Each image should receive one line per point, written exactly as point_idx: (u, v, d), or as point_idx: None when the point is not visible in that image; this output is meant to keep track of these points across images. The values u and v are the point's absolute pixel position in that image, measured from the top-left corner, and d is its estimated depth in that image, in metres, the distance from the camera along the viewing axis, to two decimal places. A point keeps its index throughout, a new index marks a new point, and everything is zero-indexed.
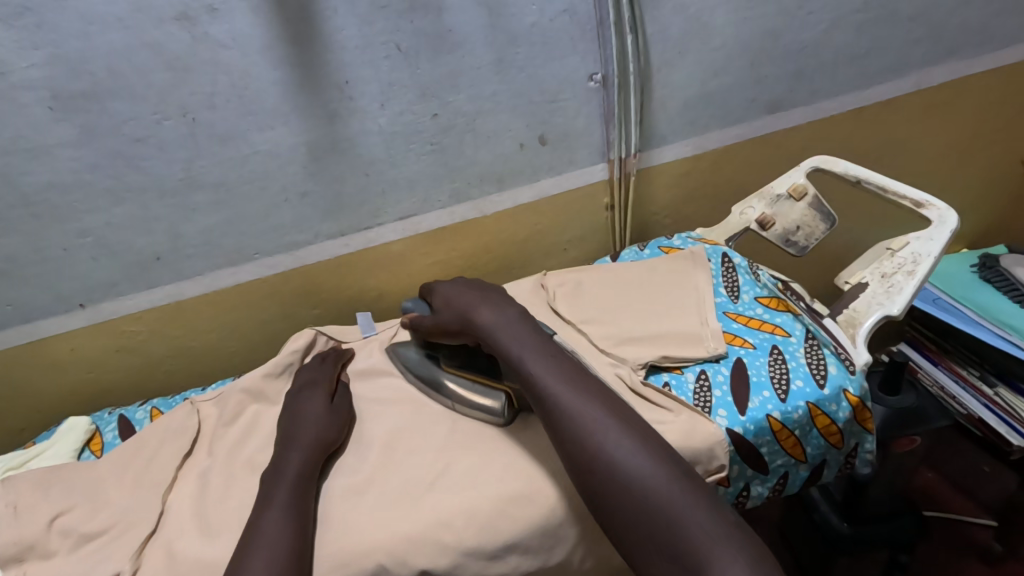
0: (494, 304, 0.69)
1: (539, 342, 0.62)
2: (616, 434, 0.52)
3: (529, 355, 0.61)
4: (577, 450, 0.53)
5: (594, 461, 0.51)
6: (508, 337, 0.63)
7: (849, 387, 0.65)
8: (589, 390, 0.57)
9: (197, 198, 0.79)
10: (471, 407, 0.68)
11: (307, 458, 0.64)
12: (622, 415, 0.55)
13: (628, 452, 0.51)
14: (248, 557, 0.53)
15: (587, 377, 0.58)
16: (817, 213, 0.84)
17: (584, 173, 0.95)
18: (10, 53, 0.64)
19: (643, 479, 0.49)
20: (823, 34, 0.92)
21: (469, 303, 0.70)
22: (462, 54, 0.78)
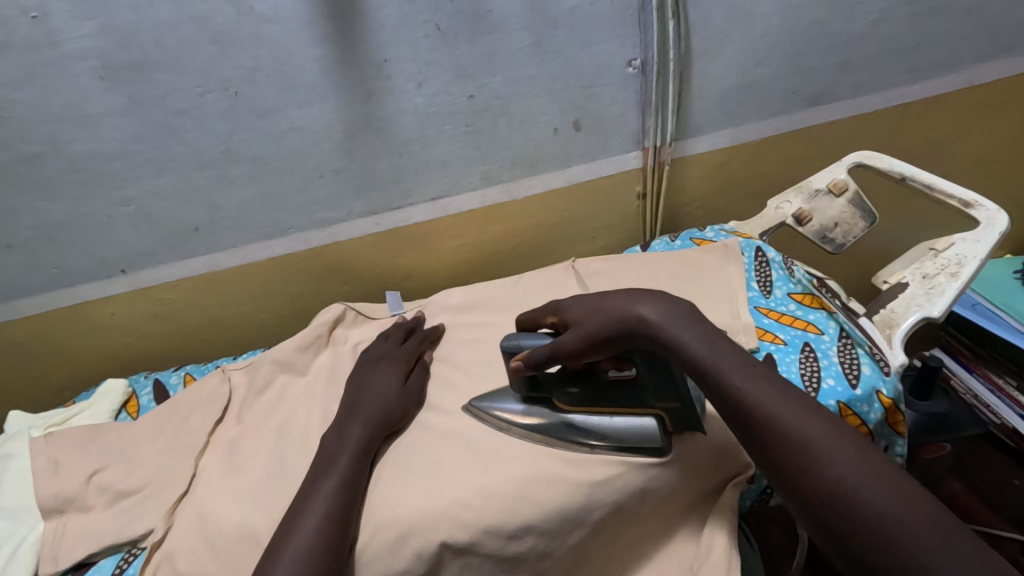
0: (655, 301, 0.53)
1: (731, 354, 0.48)
2: (847, 466, 0.40)
3: (723, 366, 0.48)
4: (784, 472, 0.42)
5: (807, 490, 0.41)
6: (691, 343, 0.49)
7: (881, 389, 0.64)
8: (804, 411, 0.44)
9: (235, 172, 0.80)
10: (620, 446, 0.61)
11: (370, 433, 0.65)
12: (853, 443, 0.42)
13: (859, 488, 0.39)
14: (298, 523, 0.55)
15: (802, 398, 0.45)
16: (857, 210, 0.82)
17: (617, 161, 0.94)
18: (63, 23, 0.66)
19: (884, 525, 0.37)
20: (873, 25, 0.89)
21: (620, 303, 0.54)
22: (500, 36, 0.78)
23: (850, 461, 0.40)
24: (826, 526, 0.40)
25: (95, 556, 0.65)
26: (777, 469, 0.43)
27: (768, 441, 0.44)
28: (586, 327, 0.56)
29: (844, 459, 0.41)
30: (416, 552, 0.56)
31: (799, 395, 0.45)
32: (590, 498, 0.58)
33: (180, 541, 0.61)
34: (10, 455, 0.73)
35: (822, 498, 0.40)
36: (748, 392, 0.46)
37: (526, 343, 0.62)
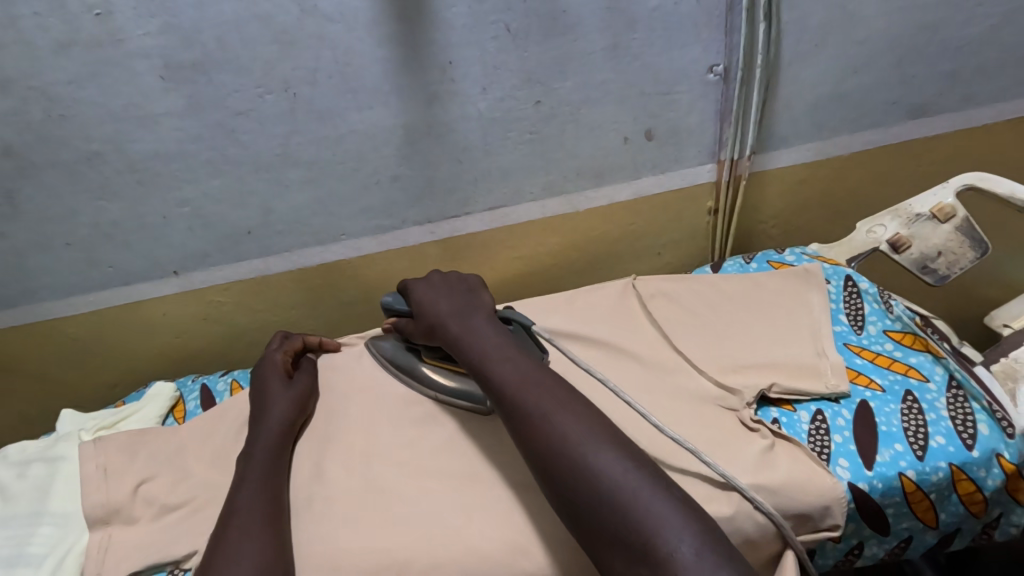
0: (461, 301, 0.63)
1: (498, 338, 0.57)
2: (573, 424, 0.47)
3: (488, 352, 0.55)
4: (527, 440, 0.48)
5: (545, 450, 0.47)
6: (472, 333, 0.58)
7: (1003, 453, 0.56)
8: (540, 379, 0.51)
9: (291, 175, 0.78)
10: (455, 400, 0.66)
11: (274, 438, 0.63)
12: (573, 401, 0.50)
13: (578, 437, 0.46)
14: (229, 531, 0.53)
15: (540, 369, 0.53)
16: (965, 238, 0.73)
17: (689, 173, 0.87)
18: (128, 20, 0.64)
19: (596, 469, 0.44)
20: (991, 30, 0.79)
21: (436, 303, 0.64)
22: (574, 38, 0.72)
23: (570, 416, 0.48)
24: (558, 479, 0.46)
25: (138, 573, 0.63)
26: (523, 440, 0.49)
27: (516, 415, 0.50)
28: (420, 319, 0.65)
29: (568, 415, 0.48)
30: None
31: (536, 365, 0.54)
32: None
33: None
34: (63, 458, 0.73)
35: (555, 455, 0.46)
36: (502, 376, 0.52)
37: (393, 305, 0.70)
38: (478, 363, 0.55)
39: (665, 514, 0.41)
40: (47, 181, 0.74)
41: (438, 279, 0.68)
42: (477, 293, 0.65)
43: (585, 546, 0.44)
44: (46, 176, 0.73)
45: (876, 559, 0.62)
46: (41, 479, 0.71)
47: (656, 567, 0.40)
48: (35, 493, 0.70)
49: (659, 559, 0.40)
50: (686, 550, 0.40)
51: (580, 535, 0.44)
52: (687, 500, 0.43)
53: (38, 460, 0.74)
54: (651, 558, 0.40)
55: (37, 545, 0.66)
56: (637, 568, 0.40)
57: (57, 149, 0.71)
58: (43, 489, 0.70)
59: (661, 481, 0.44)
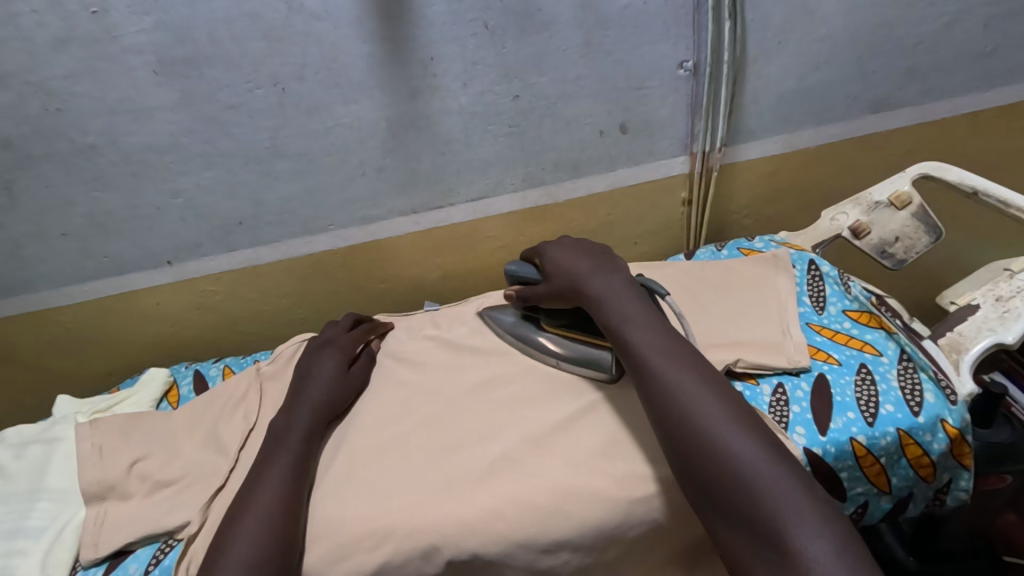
0: (601, 269, 0.66)
1: (643, 311, 0.60)
2: (713, 406, 0.49)
3: (632, 323, 0.58)
4: (664, 414, 0.51)
5: (683, 428, 0.49)
6: (612, 303, 0.61)
7: (947, 418, 0.60)
8: (685, 359, 0.54)
9: (281, 167, 0.81)
10: (575, 365, 0.69)
11: (311, 422, 0.67)
12: (721, 388, 0.52)
13: (721, 421, 0.48)
14: (253, 496, 0.58)
15: (685, 347, 0.55)
16: (921, 224, 0.77)
17: (663, 165, 0.91)
18: (123, 18, 0.67)
19: (730, 451, 0.46)
20: (943, 29, 0.84)
21: (577, 266, 0.67)
22: (549, 35, 0.76)
23: (716, 401, 0.50)
24: (692, 457, 0.48)
25: (132, 544, 0.66)
26: (660, 413, 0.51)
27: (655, 387, 0.53)
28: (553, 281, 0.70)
29: (711, 399, 0.50)
30: (447, 559, 0.56)
31: (686, 344, 0.56)
32: (630, 515, 0.57)
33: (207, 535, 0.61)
34: (59, 439, 0.76)
35: (694, 434, 0.48)
36: (643, 347, 0.56)
37: (519, 271, 0.76)
38: (619, 330, 0.58)
39: (800, 507, 0.42)
40: (44, 173, 0.77)
41: (570, 242, 0.73)
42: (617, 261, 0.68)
43: (709, 523, 0.47)
44: (44, 167, 0.76)
45: None
46: (39, 459, 0.74)
47: (783, 552, 0.41)
48: (32, 472, 0.73)
49: (790, 550, 0.41)
50: (820, 549, 0.40)
51: (709, 515, 0.47)
52: (830, 501, 0.44)
53: (35, 441, 0.77)
54: (779, 545, 0.42)
55: (35, 519, 0.69)
56: (762, 552, 0.42)
57: (54, 141, 0.74)
58: (41, 468, 0.73)
59: (798, 474, 0.45)
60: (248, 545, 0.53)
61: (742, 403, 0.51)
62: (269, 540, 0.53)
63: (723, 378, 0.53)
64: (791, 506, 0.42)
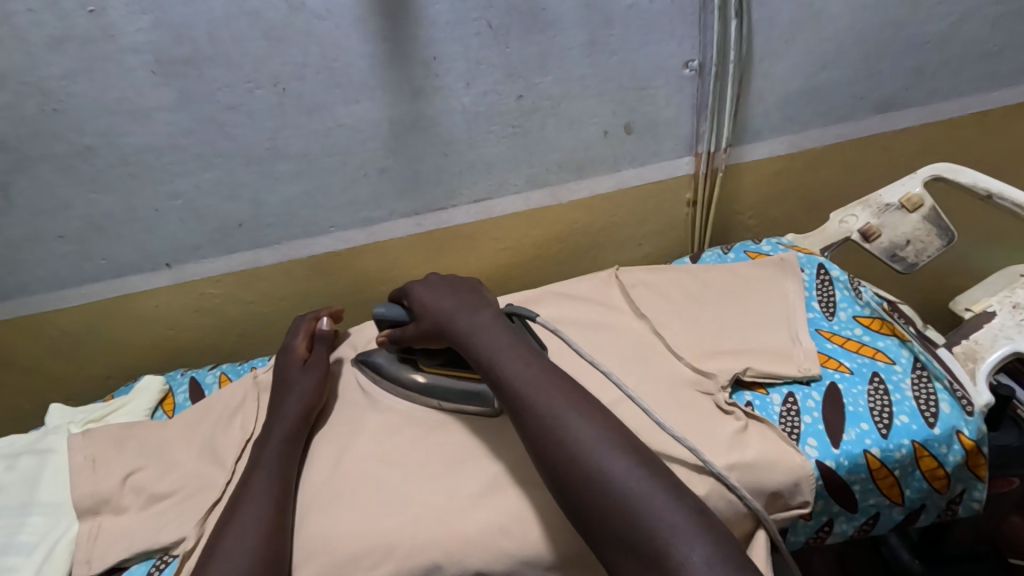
0: (471, 301, 0.63)
1: (509, 339, 0.56)
2: (588, 430, 0.47)
3: (496, 355, 0.55)
4: (542, 446, 0.48)
5: (560, 457, 0.47)
6: (479, 332, 0.58)
7: (963, 430, 0.58)
8: (555, 383, 0.52)
9: (281, 168, 0.80)
10: (462, 404, 0.67)
11: (289, 431, 0.67)
12: (589, 407, 0.50)
13: (595, 445, 0.47)
14: (235, 515, 0.56)
15: (556, 372, 0.53)
16: (933, 227, 0.76)
17: (667, 166, 0.90)
18: (121, 17, 0.66)
19: (609, 475, 0.45)
20: (952, 28, 0.83)
21: (444, 305, 0.63)
22: (554, 34, 0.75)
23: (588, 424, 0.48)
24: (570, 487, 0.46)
25: (127, 560, 0.64)
26: (537, 446, 0.49)
27: (527, 420, 0.50)
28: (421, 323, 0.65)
29: (584, 421, 0.48)
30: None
31: (550, 367, 0.53)
32: None
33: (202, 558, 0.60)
34: (50, 451, 0.74)
35: (573, 463, 0.46)
36: (514, 376, 0.52)
37: (387, 315, 0.71)
38: (488, 365, 0.55)
39: (680, 526, 0.42)
40: (40, 174, 0.76)
41: (437, 280, 0.69)
42: (484, 294, 0.64)
43: (592, 548, 0.45)
44: (40, 169, 0.75)
45: (846, 536, 0.64)
46: (31, 472, 0.72)
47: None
48: (25, 484, 0.71)
49: (673, 568, 0.41)
50: (700, 562, 0.40)
51: (594, 544, 0.45)
52: (705, 512, 0.43)
53: (27, 452, 0.75)
54: (662, 569, 0.41)
55: (27, 534, 0.67)
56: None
57: (51, 142, 0.73)
58: (33, 480, 0.71)
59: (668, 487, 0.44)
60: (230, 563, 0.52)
61: (613, 420, 0.49)
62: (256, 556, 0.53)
63: (592, 397, 0.52)
64: (670, 524, 0.42)
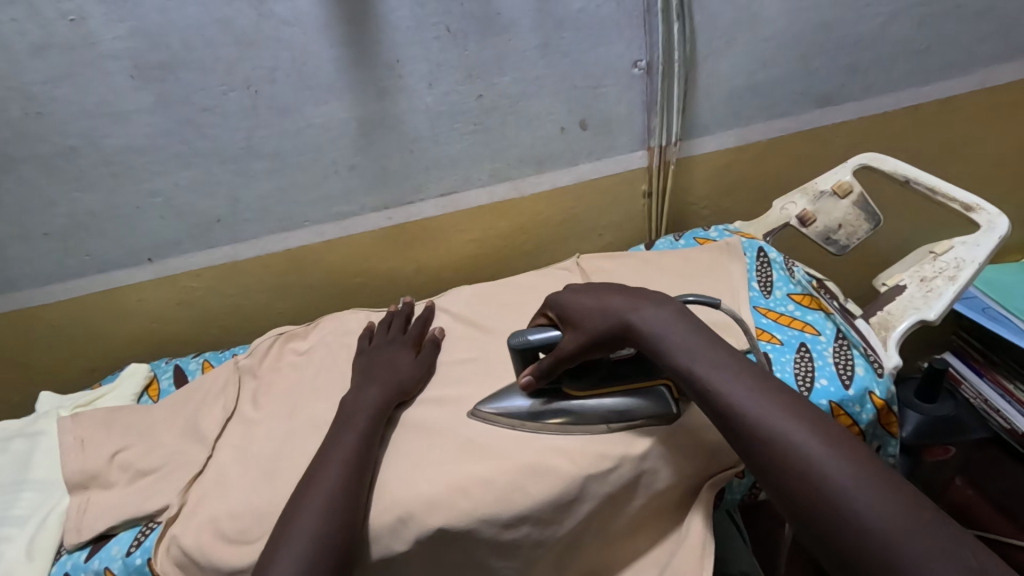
0: (645, 300, 0.57)
1: (712, 352, 0.51)
2: (841, 469, 0.41)
3: (705, 370, 0.49)
4: (783, 480, 0.42)
5: (809, 500, 0.41)
6: (677, 343, 0.52)
7: (874, 390, 0.65)
8: (788, 405, 0.45)
9: (256, 165, 0.85)
10: (630, 422, 0.64)
11: (369, 419, 0.67)
12: (840, 439, 0.43)
13: (852, 481, 0.40)
14: (304, 502, 0.58)
15: (785, 392, 0.47)
16: (861, 212, 0.82)
17: (623, 160, 0.96)
18: (100, 25, 0.71)
19: (877, 526, 0.38)
20: (881, 28, 0.89)
21: (615, 303, 0.57)
22: (508, 37, 0.81)
23: (836, 458, 0.41)
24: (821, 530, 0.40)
25: (115, 528, 0.69)
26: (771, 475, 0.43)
27: (756, 448, 0.44)
28: (581, 330, 0.59)
29: (837, 460, 0.41)
30: (412, 534, 0.59)
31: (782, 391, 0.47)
32: (586, 489, 0.61)
33: (185, 522, 0.65)
34: (41, 433, 0.79)
35: (817, 499, 0.40)
36: (735, 395, 0.47)
37: (530, 343, 0.64)
38: (697, 381, 0.49)
39: None
40: (26, 175, 0.80)
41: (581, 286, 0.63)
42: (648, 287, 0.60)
43: None
44: (26, 170, 0.80)
45: None
46: (23, 453, 0.77)
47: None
48: (18, 463, 0.76)
49: None
50: None
51: None
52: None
53: (19, 436, 0.80)
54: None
55: (21, 507, 0.72)
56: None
57: (35, 144, 0.78)
58: (25, 459, 0.76)
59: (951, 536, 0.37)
60: (303, 549, 0.53)
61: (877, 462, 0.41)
62: (334, 521, 0.56)
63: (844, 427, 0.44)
64: None
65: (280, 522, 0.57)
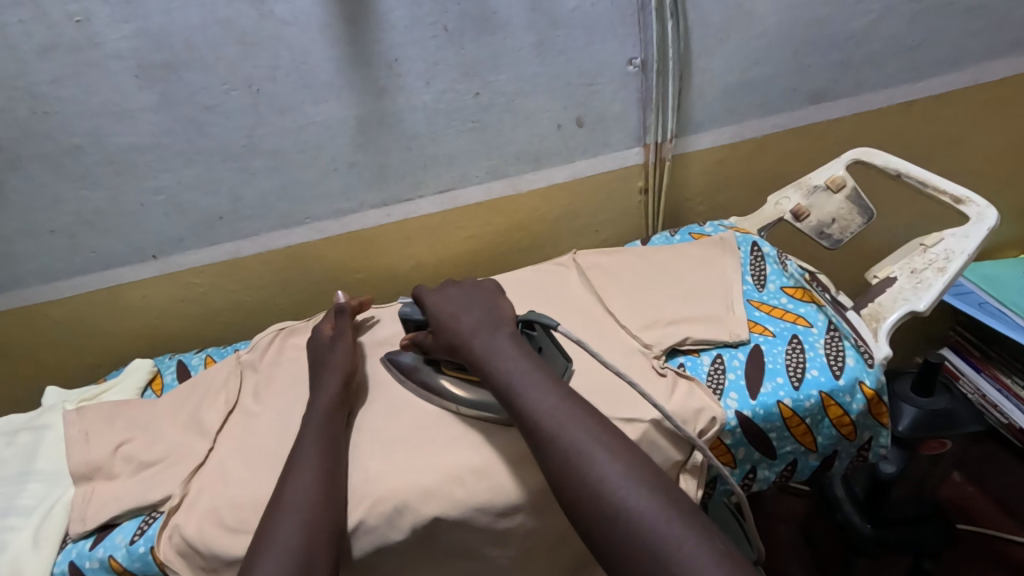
0: (487, 323, 0.64)
1: (529, 368, 0.58)
2: (613, 471, 0.49)
3: (519, 385, 0.56)
4: (567, 481, 0.50)
5: (587, 496, 0.49)
6: (499, 361, 0.59)
7: (865, 380, 0.65)
8: (575, 417, 0.53)
9: (257, 163, 0.86)
10: (476, 410, 0.66)
11: (325, 415, 0.66)
12: (614, 443, 0.51)
13: (620, 481, 0.48)
14: (282, 504, 0.57)
15: (578, 404, 0.55)
16: (855, 206, 0.83)
17: (619, 156, 0.97)
18: (105, 26, 0.73)
19: (638, 518, 0.46)
20: (873, 24, 0.90)
21: (464, 324, 0.65)
22: (504, 36, 0.82)
23: (612, 460, 0.50)
24: (594, 523, 0.48)
25: (119, 518, 0.71)
26: (558, 480, 0.51)
27: (550, 457, 0.52)
28: (439, 333, 0.67)
29: (613, 464, 0.50)
30: (408, 523, 0.60)
31: (580, 405, 0.55)
32: None
33: (188, 510, 0.66)
34: (47, 426, 0.81)
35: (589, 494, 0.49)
36: (535, 408, 0.54)
37: (410, 315, 0.72)
38: (510, 397, 0.56)
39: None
40: (33, 173, 0.82)
41: (455, 292, 0.70)
42: (500, 307, 0.67)
43: None
44: (33, 168, 0.81)
45: (769, 482, 0.71)
46: (28, 445, 0.79)
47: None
48: (24, 455, 0.78)
49: None
50: None
51: None
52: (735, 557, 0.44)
53: (26, 429, 0.82)
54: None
55: (27, 498, 0.74)
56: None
57: (42, 143, 0.79)
58: (31, 452, 0.78)
59: (709, 531, 0.45)
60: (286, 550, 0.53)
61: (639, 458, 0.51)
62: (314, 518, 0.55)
63: (616, 432, 0.53)
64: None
65: (255, 536, 0.55)
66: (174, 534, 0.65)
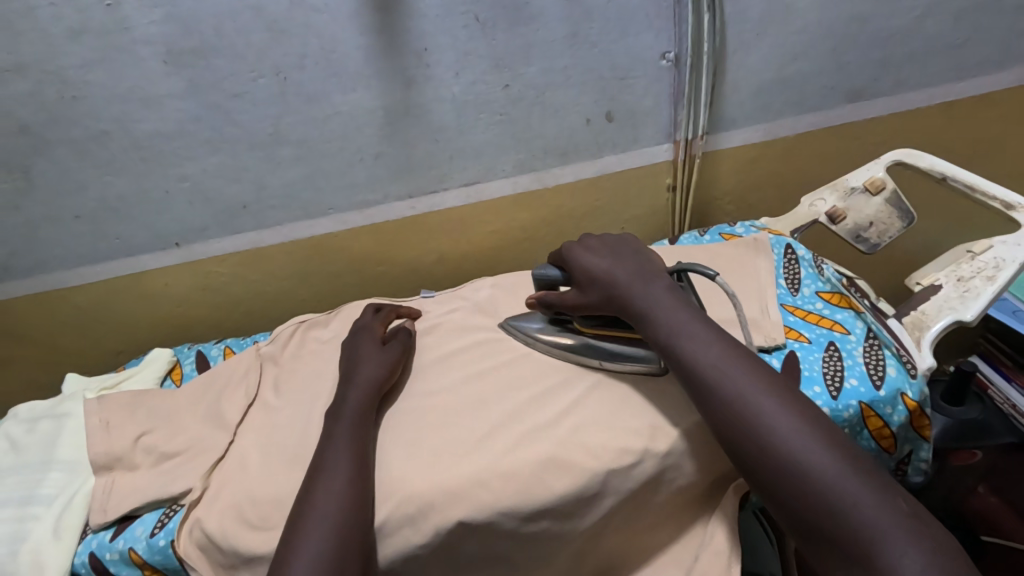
0: (641, 274, 0.63)
1: (689, 318, 0.57)
2: (783, 419, 0.46)
3: (680, 333, 0.55)
4: (731, 427, 0.48)
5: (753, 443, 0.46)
6: (658, 309, 0.58)
7: (906, 392, 0.63)
8: (739, 363, 0.51)
9: (283, 152, 0.85)
10: (622, 364, 0.69)
11: (363, 400, 0.67)
12: (784, 392, 0.49)
13: (793, 432, 0.45)
14: (312, 500, 0.56)
15: (742, 352, 0.52)
16: (894, 210, 0.81)
17: (648, 153, 0.95)
18: (134, 10, 0.72)
19: (810, 465, 0.43)
20: (917, 21, 0.87)
21: (619, 275, 0.64)
22: (536, 27, 0.80)
23: (781, 406, 0.47)
24: (761, 471, 0.46)
25: (139, 509, 0.70)
26: (721, 426, 0.49)
27: (712, 400, 0.50)
28: (592, 283, 0.67)
29: (780, 409, 0.47)
30: (433, 524, 0.59)
31: (743, 351, 0.53)
32: (607, 484, 0.60)
33: (208, 504, 0.66)
34: (67, 414, 0.81)
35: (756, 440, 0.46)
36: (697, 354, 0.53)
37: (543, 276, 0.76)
38: (672, 342, 0.55)
39: (896, 524, 0.40)
40: (59, 157, 0.81)
41: (595, 243, 0.71)
42: (646, 258, 0.67)
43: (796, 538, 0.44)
44: (58, 153, 0.81)
45: None
46: (49, 433, 0.79)
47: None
48: (44, 444, 0.78)
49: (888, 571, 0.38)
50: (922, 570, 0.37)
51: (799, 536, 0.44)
52: (918, 514, 0.40)
53: (46, 417, 0.81)
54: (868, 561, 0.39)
55: (47, 487, 0.74)
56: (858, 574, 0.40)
57: (69, 128, 0.79)
58: (52, 440, 0.78)
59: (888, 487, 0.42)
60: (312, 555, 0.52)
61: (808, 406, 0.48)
62: (348, 513, 0.55)
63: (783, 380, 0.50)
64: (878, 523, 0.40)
65: (283, 541, 0.54)
66: (195, 529, 0.65)
